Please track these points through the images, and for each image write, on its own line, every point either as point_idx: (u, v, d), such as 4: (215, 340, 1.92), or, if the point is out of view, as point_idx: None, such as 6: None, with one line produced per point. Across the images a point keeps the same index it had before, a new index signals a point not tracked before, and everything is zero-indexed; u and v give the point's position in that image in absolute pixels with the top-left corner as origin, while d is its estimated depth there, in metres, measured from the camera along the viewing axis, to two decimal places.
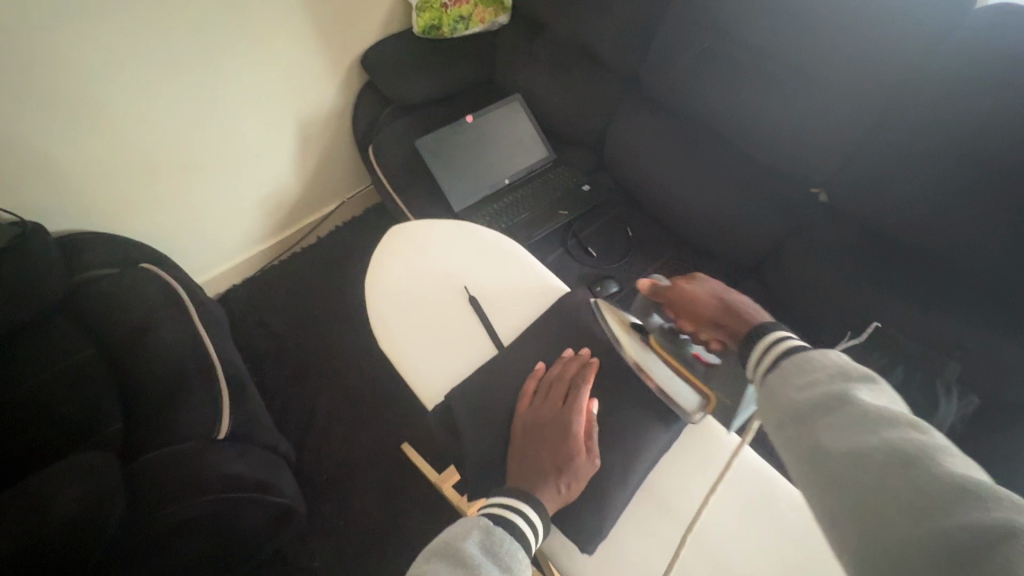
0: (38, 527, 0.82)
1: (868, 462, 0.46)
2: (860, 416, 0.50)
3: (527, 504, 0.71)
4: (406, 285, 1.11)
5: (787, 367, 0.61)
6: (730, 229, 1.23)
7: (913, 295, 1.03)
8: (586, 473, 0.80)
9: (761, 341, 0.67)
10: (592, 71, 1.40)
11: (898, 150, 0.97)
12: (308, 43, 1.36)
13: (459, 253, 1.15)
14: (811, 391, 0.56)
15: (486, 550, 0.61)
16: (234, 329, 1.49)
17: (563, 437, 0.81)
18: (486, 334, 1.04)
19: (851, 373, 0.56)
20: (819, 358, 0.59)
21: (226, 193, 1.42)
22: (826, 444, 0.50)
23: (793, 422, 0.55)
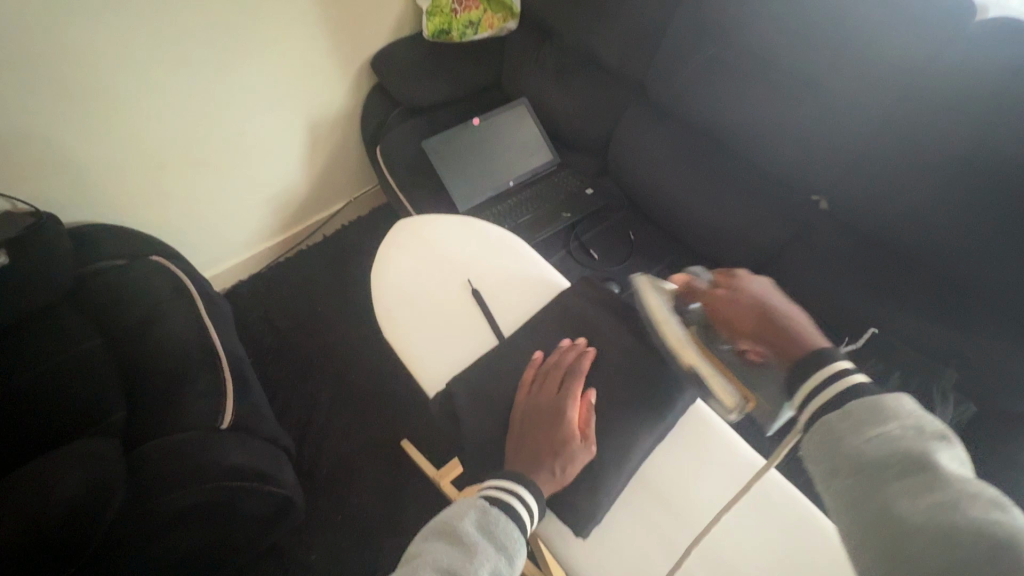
0: (34, 514, 0.82)
1: (948, 543, 0.37)
2: (943, 487, 0.40)
3: (523, 488, 0.63)
4: (396, 271, 0.94)
5: (852, 410, 0.50)
6: (733, 238, 1.19)
7: (921, 304, 0.97)
8: (579, 459, 0.70)
9: (824, 369, 0.54)
10: (600, 77, 1.38)
11: (918, 166, 0.91)
12: (320, 43, 1.36)
13: (461, 233, 0.99)
14: (875, 443, 0.46)
15: (482, 534, 0.56)
16: (240, 323, 1.52)
17: (557, 423, 0.72)
18: (486, 323, 0.88)
19: (926, 428, 0.46)
20: (890, 403, 0.48)
21: (237, 187, 1.44)
22: (902, 512, 0.41)
23: (855, 479, 0.45)
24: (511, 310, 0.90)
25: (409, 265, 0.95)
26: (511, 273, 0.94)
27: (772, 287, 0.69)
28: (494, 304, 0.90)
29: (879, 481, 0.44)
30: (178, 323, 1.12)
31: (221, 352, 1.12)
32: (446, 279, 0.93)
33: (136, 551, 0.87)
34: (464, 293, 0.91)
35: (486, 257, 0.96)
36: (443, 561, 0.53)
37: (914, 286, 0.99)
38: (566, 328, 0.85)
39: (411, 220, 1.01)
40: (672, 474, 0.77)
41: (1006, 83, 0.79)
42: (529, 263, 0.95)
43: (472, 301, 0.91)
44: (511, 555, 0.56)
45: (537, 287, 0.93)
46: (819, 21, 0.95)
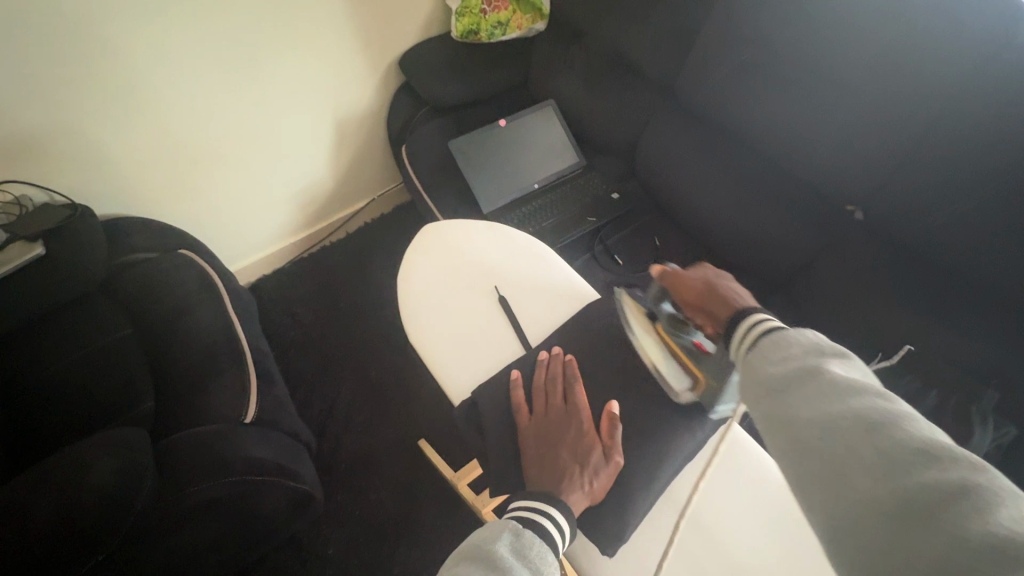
0: (68, 502, 0.83)
1: (839, 430, 0.45)
2: (834, 389, 0.47)
3: (553, 508, 0.61)
4: (421, 273, 0.94)
5: (766, 343, 0.56)
6: (761, 246, 1.16)
7: (962, 322, 0.93)
8: (608, 473, 0.69)
9: (744, 325, 0.60)
10: (630, 80, 1.36)
11: (962, 179, 0.88)
12: (349, 42, 1.37)
13: (491, 240, 0.98)
14: (783, 365, 0.52)
15: (518, 558, 0.54)
16: (264, 317, 1.55)
17: (582, 439, 0.70)
18: (513, 332, 0.88)
19: (823, 347, 0.52)
20: (797, 336, 0.54)
21: (263, 183, 1.46)
22: (802, 414, 0.47)
23: (766, 395, 0.51)
24: (536, 316, 0.89)
25: (433, 268, 0.95)
26: (537, 278, 0.94)
27: (727, 272, 0.71)
28: (518, 310, 0.90)
29: (785, 393, 0.50)
30: (206, 317, 1.14)
31: (246, 347, 1.14)
32: (471, 282, 0.93)
33: (161, 541, 0.89)
34: (489, 297, 0.91)
35: (516, 264, 0.95)
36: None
37: (954, 303, 0.95)
38: (589, 336, 0.84)
39: (436, 224, 1.01)
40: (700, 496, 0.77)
41: None
42: (554, 270, 0.95)
43: (500, 309, 0.90)
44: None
45: (565, 297, 0.92)
46: (859, 27, 0.92)
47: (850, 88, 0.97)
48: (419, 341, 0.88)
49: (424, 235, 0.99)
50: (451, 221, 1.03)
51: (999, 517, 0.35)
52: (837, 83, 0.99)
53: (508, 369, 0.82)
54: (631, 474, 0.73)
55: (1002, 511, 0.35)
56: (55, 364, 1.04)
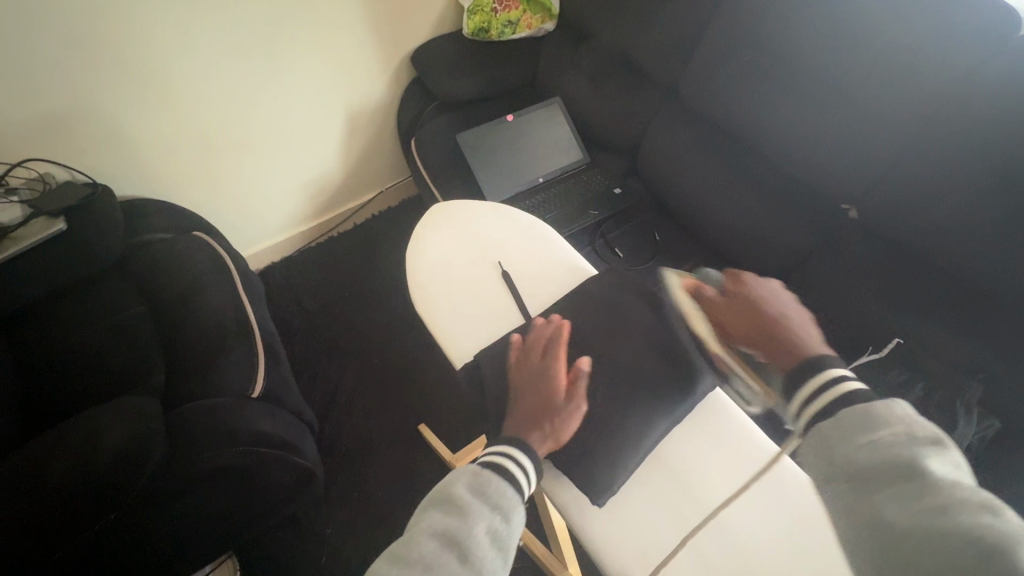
0: (83, 468, 0.87)
1: (934, 541, 0.41)
2: (931, 494, 0.44)
3: (518, 451, 0.65)
4: (429, 250, 0.97)
5: (846, 417, 0.53)
6: (758, 242, 1.19)
7: (951, 317, 0.96)
8: (568, 420, 0.71)
9: (818, 381, 0.57)
10: (634, 80, 1.40)
11: (951, 179, 0.91)
12: (364, 37, 1.42)
13: (496, 219, 1.01)
14: (869, 451, 0.50)
15: (477, 496, 0.59)
16: (271, 303, 1.58)
17: (550, 386, 0.74)
18: (516, 305, 0.91)
19: (917, 435, 0.49)
20: (882, 411, 0.52)
21: (276, 171, 1.50)
22: (891, 515, 0.45)
23: (851, 487, 0.50)
24: (538, 294, 0.92)
25: (440, 244, 0.98)
26: (539, 255, 0.97)
27: (776, 290, 0.69)
28: (521, 287, 0.93)
29: (873, 489, 0.48)
30: (217, 294, 1.17)
31: (255, 325, 1.17)
32: (477, 260, 0.96)
33: (171, 505, 0.92)
34: (493, 272, 0.95)
35: (519, 241, 0.99)
36: (441, 526, 0.56)
37: (942, 299, 0.98)
38: (588, 318, 0.87)
39: (445, 204, 1.04)
40: (692, 458, 0.80)
41: None
42: (557, 250, 0.98)
43: (503, 283, 0.94)
44: (507, 513, 0.58)
45: (565, 273, 0.95)
46: (856, 32, 0.96)
47: (847, 90, 1.00)
48: (425, 312, 0.91)
49: (432, 213, 1.02)
50: (460, 202, 1.06)
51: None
52: (835, 86, 1.02)
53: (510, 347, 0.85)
54: (624, 444, 0.77)
55: None
56: (74, 336, 1.09)
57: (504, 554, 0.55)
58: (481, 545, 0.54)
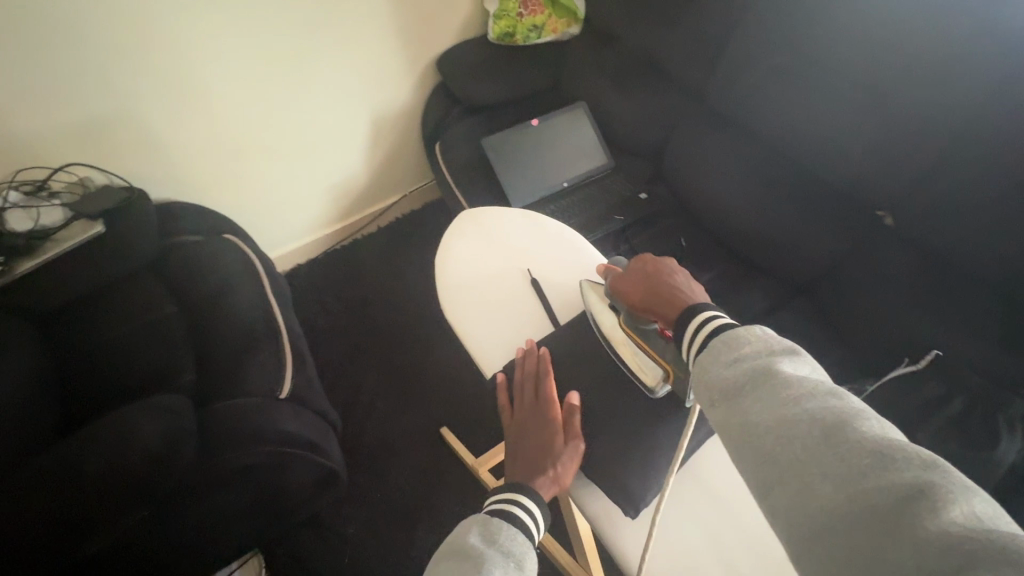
0: (115, 463, 0.89)
1: (798, 434, 0.44)
2: (787, 392, 0.47)
3: (525, 496, 0.63)
4: (456, 255, 0.98)
5: (716, 343, 0.54)
6: (788, 249, 1.17)
7: (994, 327, 0.92)
8: (568, 460, 0.70)
9: (693, 319, 0.59)
10: (660, 84, 1.39)
11: (994, 184, 0.87)
12: (391, 42, 1.43)
13: (525, 227, 1.01)
14: (735, 368, 0.51)
15: (488, 543, 0.56)
16: (296, 304, 1.61)
17: (549, 431, 0.72)
18: (544, 312, 0.90)
19: (774, 346, 0.52)
20: (746, 333, 0.53)
21: (303, 175, 1.52)
22: (756, 417, 0.47)
23: (722, 400, 0.50)
24: (564, 299, 0.92)
25: (469, 251, 0.98)
26: (568, 263, 0.96)
27: (673, 260, 0.72)
28: (548, 292, 0.93)
29: (740, 397, 0.49)
30: (246, 296, 1.19)
31: (283, 327, 1.20)
32: (504, 265, 0.96)
33: (195, 501, 0.94)
34: (521, 279, 0.95)
35: (548, 249, 0.98)
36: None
37: (983, 309, 0.94)
38: None
39: (473, 210, 1.05)
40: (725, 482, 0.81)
41: None
42: (583, 256, 0.97)
43: (531, 291, 0.93)
44: (523, 560, 0.54)
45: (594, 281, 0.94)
46: (893, 32, 0.93)
47: (883, 93, 0.98)
48: (454, 319, 0.91)
49: (461, 221, 1.03)
50: (487, 208, 1.07)
51: (952, 513, 0.36)
52: (870, 88, 0.99)
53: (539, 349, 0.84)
54: (656, 455, 0.75)
55: (955, 510, 0.36)
56: (111, 335, 1.12)
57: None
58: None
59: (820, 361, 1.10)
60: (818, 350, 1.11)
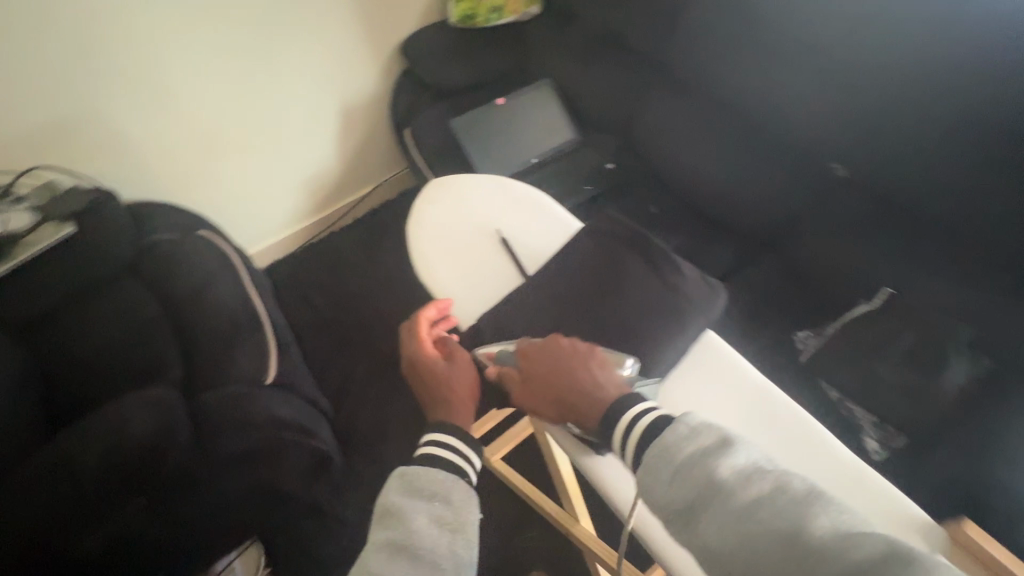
0: (109, 454, 0.91)
1: (760, 548, 0.48)
2: (737, 505, 0.50)
3: (437, 435, 0.64)
4: (429, 221, 0.99)
5: (648, 457, 0.56)
6: (749, 206, 1.21)
7: (938, 264, 0.99)
8: (463, 393, 0.71)
9: (625, 414, 0.62)
10: (620, 58, 1.42)
11: (935, 129, 0.93)
12: (354, 31, 1.44)
13: (495, 190, 1.02)
14: (677, 483, 0.53)
15: (410, 494, 0.57)
16: (278, 299, 1.61)
17: (440, 371, 0.73)
18: (513, 269, 0.93)
19: (705, 443, 0.54)
20: (672, 434, 0.56)
21: (276, 170, 1.53)
22: (716, 538, 0.50)
23: (679, 520, 0.53)
24: (535, 258, 0.94)
25: (441, 215, 1.00)
26: (536, 221, 0.98)
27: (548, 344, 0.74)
28: (520, 254, 0.95)
29: (697, 517, 0.51)
30: (227, 289, 1.19)
31: (264, 315, 1.20)
32: (477, 230, 0.98)
33: (191, 491, 0.95)
34: (491, 239, 0.97)
35: (517, 209, 1.00)
36: (385, 536, 0.54)
37: (932, 248, 1.00)
38: (584, 270, 0.87)
39: (445, 177, 1.05)
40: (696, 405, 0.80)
41: (1003, 53, 0.83)
42: (554, 215, 0.99)
43: (500, 250, 0.96)
44: (448, 495, 0.58)
45: (560, 237, 0.96)
46: None
47: (831, 50, 1.02)
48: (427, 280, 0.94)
49: (433, 187, 1.04)
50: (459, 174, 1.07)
51: None
52: (816, 47, 1.03)
53: (516, 304, 0.86)
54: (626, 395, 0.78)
55: None
56: (93, 340, 1.10)
57: (459, 533, 0.55)
58: (429, 536, 0.54)
59: (786, 310, 1.15)
60: (784, 301, 1.16)
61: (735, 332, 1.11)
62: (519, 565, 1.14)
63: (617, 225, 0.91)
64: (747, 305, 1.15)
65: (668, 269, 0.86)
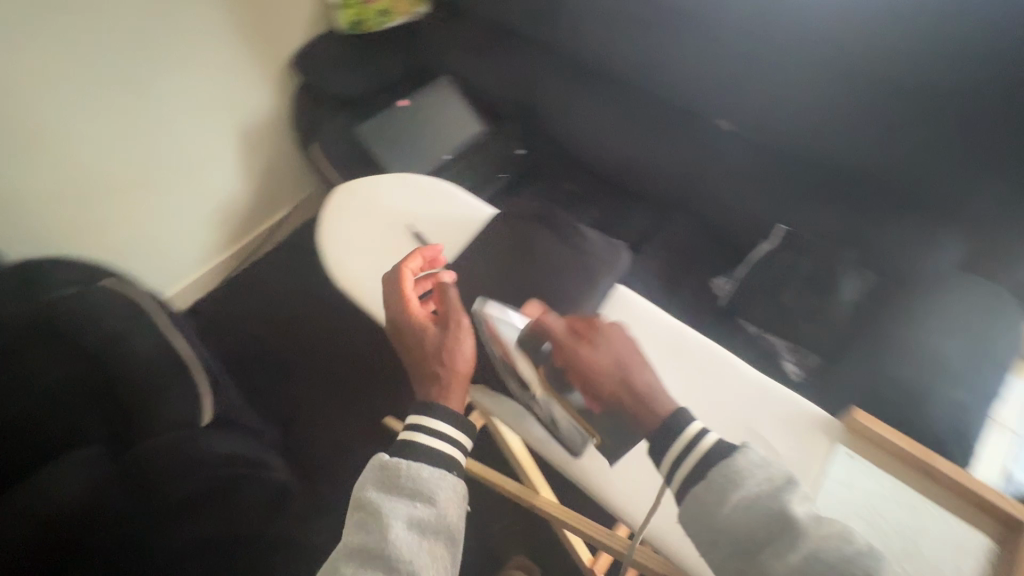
0: (29, 532, 0.78)
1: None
2: (804, 540, 0.50)
3: (428, 420, 0.62)
4: (338, 226, 0.98)
5: (713, 479, 0.55)
6: (650, 170, 1.29)
7: (818, 196, 1.10)
8: (460, 355, 0.68)
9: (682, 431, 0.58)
10: (512, 45, 1.45)
11: (798, 75, 1.03)
12: (240, 50, 1.39)
13: (401, 185, 1.01)
14: (744, 515, 0.52)
15: (389, 490, 0.58)
16: (206, 339, 1.54)
17: (430, 334, 0.71)
18: (429, 255, 0.93)
19: (775, 476, 0.54)
20: (743, 461, 0.55)
21: (181, 204, 1.45)
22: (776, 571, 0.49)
23: (737, 549, 0.52)
24: (450, 241, 0.94)
25: (349, 218, 0.98)
26: (447, 207, 0.98)
27: (609, 324, 0.67)
28: (436, 241, 0.95)
29: (757, 555, 0.51)
30: (148, 337, 1.04)
31: (190, 352, 1.06)
32: (389, 228, 0.97)
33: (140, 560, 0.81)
34: (403, 231, 0.96)
35: (425, 199, 1.00)
36: (360, 537, 0.55)
37: (811, 183, 1.11)
38: (496, 247, 0.91)
39: (348, 183, 1.03)
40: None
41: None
42: (462, 198, 0.99)
43: (414, 240, 0.95)
44: (432, 494, 0.57)
45: (471, 218, 0.97)
46: None
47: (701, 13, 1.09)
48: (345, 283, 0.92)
49: (338, 192, 1.02)
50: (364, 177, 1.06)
51: None
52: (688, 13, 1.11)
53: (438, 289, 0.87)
54: None
55: None
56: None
57: (443, 533, 0.56)
58: (409, 541, 0.54)
59: (698, 261, 1.23)
60: (696, 253, 1.24)
61: (657, 289, 1.18)
62: (499, 549, 1.17)
63: (526, 209, 0.97)
64: (664, 262, 1.22)
65: (572, 235, 0.93)
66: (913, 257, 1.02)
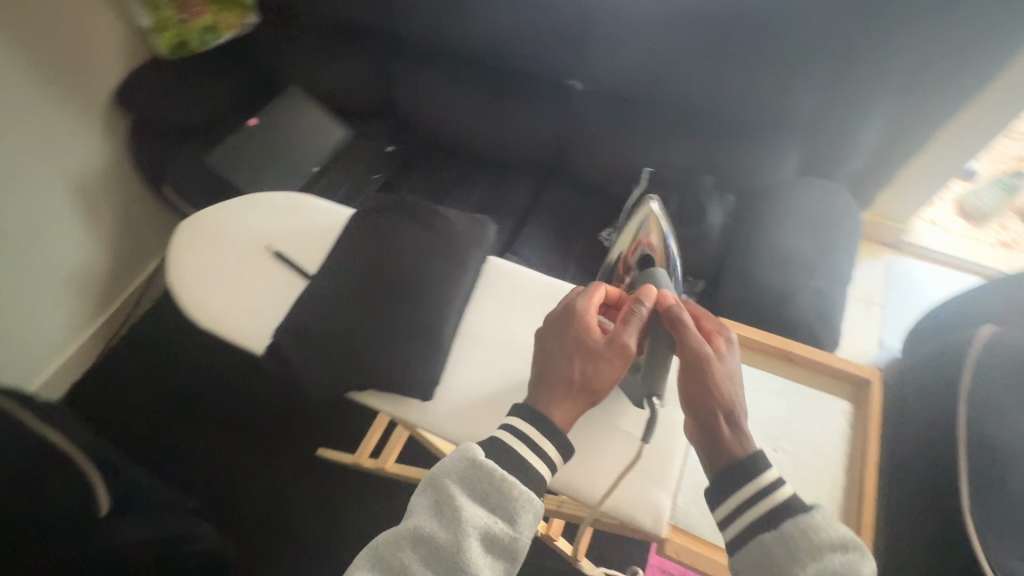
0: None
1: None
2: None
3: (545, 441, 0.55)
4: (189, 263, 0.88)
5: (790, 535, 0.52)
6: (517, 141, 1.31)
7: (673, 135, 1.17)
8: (600, 379, 0.59)
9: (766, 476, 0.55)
10: (354, 40, 1.39)
11: (628, 25, 1.08)
12: (48, 97, 1.22)
13: (252, 207, 0.94)
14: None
15: (472, 492, 0.53)
16: (93, 424, 1.36)
17: (585, 345, 0.60)
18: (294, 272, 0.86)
19: (849, 550, 0.51)
20: (822, 526, 0.52)
21: (23, 283, 1.26)
22: None
23: None
24: (314, 252, 0.88)
25: (200, 253, 0.89)
26: (306, 219, 0.92)
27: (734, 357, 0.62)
28: (298, 256, 0.88)
29: None
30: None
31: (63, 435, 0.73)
32: (246, 253, 0.88)
33: None
34: (262, 253, 0.88)
35: (281, 215, 0.93)
36: (427, 528, 0.51)
37: (664, 124, 1.18)
38: (355, 244, 0.85)
39: (194, 217, 0.95)
40: (497, 325, 0.81)
41: None
42: (319, 207, 0.94)
43: (276, 261, 0.88)
44: (515, 515, 0.52)
45: (333, 224, 0.92)
46: None
47: None
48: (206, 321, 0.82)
49: (183, 229, 0.92)
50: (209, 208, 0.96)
51: None
52: None
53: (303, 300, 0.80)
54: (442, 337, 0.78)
55: None
56: None
57: (508, 554, 0.51)
58: (480, 556, 0.50)
59: (581, 217, 1.28)
60: (579, 211, 1.29)
61: (549, 253, 1.21)
62: None
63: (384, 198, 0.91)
64: (551, 225, 1.26)
65: (430, 216, 0.89)
66: (761, 172, 1.12)
